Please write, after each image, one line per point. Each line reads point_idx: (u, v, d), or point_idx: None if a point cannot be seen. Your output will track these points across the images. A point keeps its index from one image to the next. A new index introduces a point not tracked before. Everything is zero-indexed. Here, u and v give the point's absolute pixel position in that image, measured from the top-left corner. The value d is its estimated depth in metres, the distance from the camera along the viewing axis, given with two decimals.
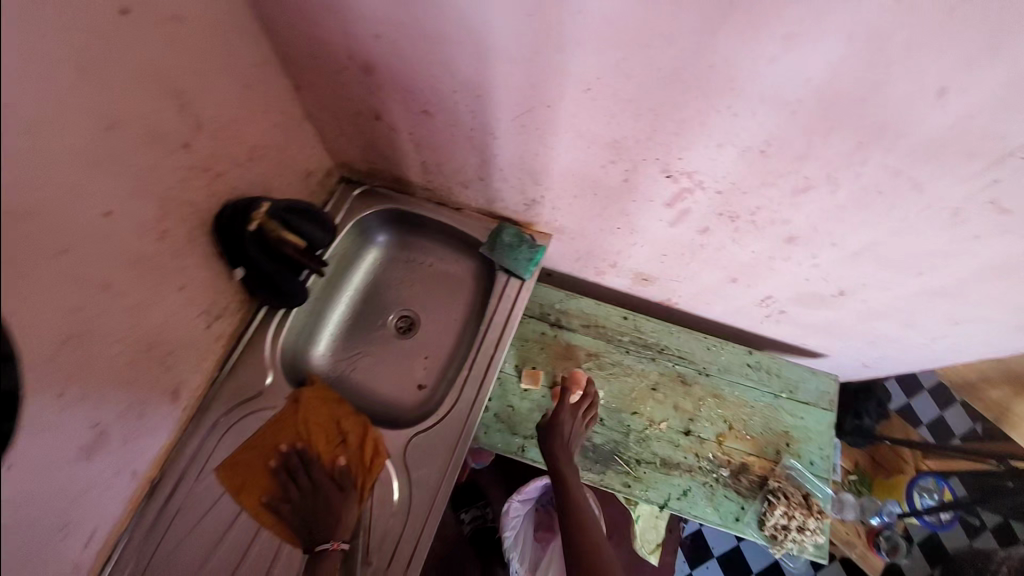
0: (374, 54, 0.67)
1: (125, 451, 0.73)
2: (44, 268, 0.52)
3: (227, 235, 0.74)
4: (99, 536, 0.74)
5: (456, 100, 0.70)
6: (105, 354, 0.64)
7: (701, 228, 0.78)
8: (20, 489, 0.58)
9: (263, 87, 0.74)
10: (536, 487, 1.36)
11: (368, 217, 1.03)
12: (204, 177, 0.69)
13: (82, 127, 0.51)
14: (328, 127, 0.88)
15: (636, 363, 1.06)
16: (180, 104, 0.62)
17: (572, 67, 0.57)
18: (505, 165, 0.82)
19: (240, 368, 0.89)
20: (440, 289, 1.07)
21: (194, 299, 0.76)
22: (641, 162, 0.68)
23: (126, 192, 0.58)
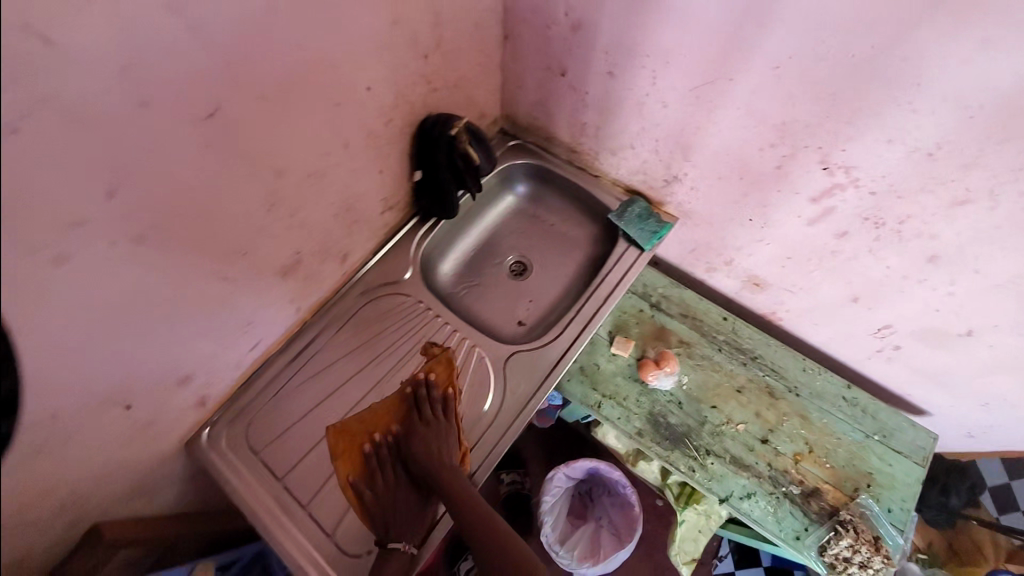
0: (588, 15, 0.80)
1: (300, 287, 0.91)
2: (318, 111, 0.70)
3: (428, 139, 0.91)
4: (260, 347, 0.92)
5: (644, 66, 0.81)
6: (320, 199, 0.81)
7: (839, 231, 0.82)
8: (243, 275, 0.76)
9: (484, 30, 0.90)
10: (584, 468, 1.38)
11: (515, 167, 1.17)
12: (424, 87, 0.85)
13: (377, 17, 0.69)
14: (514, 79, 1.02)
15: (725, 363, 1.08)
16: (433, 22, 0.78)
17: (769, 44, 0.65)
18: (661, 137, 0.90)
19: (387, 258, 1.05)
20: (558, 246, 1.17)
21: (383, 185, 0.93)
22: (801, 149, 0.74)
23: (380, 78, 0.76)
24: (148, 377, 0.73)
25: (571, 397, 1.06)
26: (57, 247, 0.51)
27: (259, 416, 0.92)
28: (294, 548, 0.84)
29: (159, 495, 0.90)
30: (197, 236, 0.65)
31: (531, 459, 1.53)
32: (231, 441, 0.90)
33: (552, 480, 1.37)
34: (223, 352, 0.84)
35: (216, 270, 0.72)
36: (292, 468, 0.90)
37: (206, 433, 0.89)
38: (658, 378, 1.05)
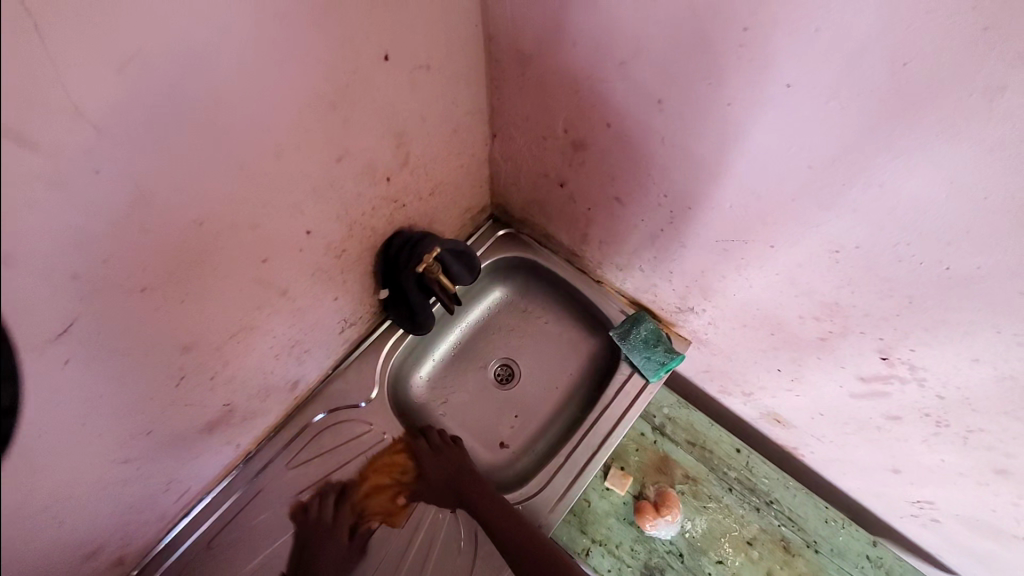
0: (593, 138, 0.63)
1: (239, 428, 0.76)
2: (243, 272, 0.55)
3: (394, 263, 0.76)
4: (191, 493, 0.77)
5: (660, 204, 0.65)
6: (255, 349, 0.66)
7: (890, 413, 0.67)
8: (154, 448, 0.62)
9: (467, 131, 0.74)
10: None
11: (506, 260, 1.01)
12: (389, 207, 0.70)
13: (317, 158, 0.53)
14: (504, 175, 0.86)
15: (736, 507, 0.95)
16: (397, 143, 0.62)
17: (828, 227, 0.50)
18: (677, 271, 0.75)
19: (350, 372, 0.90)
20: (552, 352, 1.02)
21: (340, 309, 0.78)
22: (854, 332, 0.59)
23: (327, 216, 0.61)
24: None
25: (557, 538, 0.93)
26: None
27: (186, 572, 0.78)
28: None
29: None
30: (71, 439, 0.50)
31: None
32: None
33: None
34: (140, 516, 0.70)
35: (112, 457, 0.57)
36: None
37: None
38: (656, 526, 0.91)
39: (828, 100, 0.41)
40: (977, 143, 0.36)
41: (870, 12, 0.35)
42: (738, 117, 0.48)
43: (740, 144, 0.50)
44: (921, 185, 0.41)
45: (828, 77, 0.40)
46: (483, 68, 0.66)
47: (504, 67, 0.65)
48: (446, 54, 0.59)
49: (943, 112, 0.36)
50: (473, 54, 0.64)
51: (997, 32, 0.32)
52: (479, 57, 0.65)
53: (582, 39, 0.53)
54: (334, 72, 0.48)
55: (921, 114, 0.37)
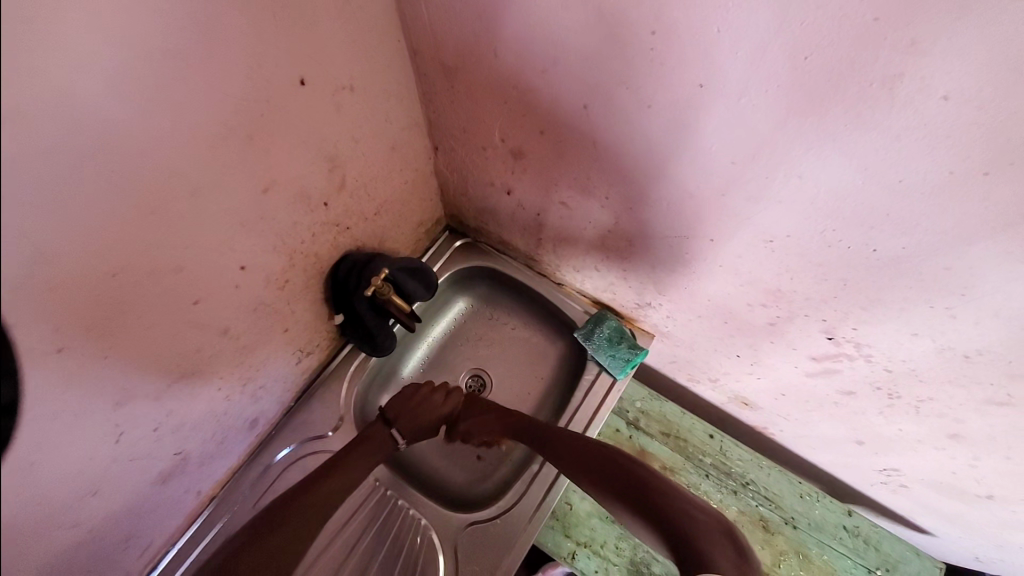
0: (529, 145, 0.63)
1: (199, 473, 0.74)
2: (175, 317, 0.52)
3: (343, 287, 0.74)
4: (154, 548, 0.74)
5: (603, 205, 0.65)
6: (202, 392, 0.63)
7: (845, 389, 0.69)
8: (101, 510, 0.59)
9: (407, 147, 0.72)
10: None
11: (465, 271, 1.00)
12: (332, 231, 0.68)
13: (240, 192, 0.51)
14: (453, 186, 0.85)
15: (714, 492, 0.96)
16: (330, 167, 0.61)
17: (759, 219, 0.50)
18: (630, 269, 0.75)
19: (314, 401, 0.88)
20: (521, 358, 1.01)
21: (294, 339, 0.75)
22: (799, 316, 0.60)
23: (262, 249, 0.58)
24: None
25: (541, 545, 0.93)
26: None
27: None
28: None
29: None
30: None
31: None
32: None
33: None
34: None
35: (54, 527, 0.54)
36: None
37: None
38: None
39: (742, 96, 0.41)
40: (885, 130, 0.37)
41: (764, 7, 0.35)
42: (660, 117, 0.48)
43: (667, 142, 0.50)
44: (837, 171, 0.41)
45: (736, 74, 0.40)
46: (413, 82, 0.65)
47: (433, 80, 0.63)
48: (369, 71, 0.58)
49: (849, 101, 0.37)
50: (400, 69, 0.62)
51: (885, 23, 0.32)
52: (406, 72, 0.63)
53: (502, 51, 0.52)
54: (245, 103, 0.46)
55: (827, 105, 0.38)
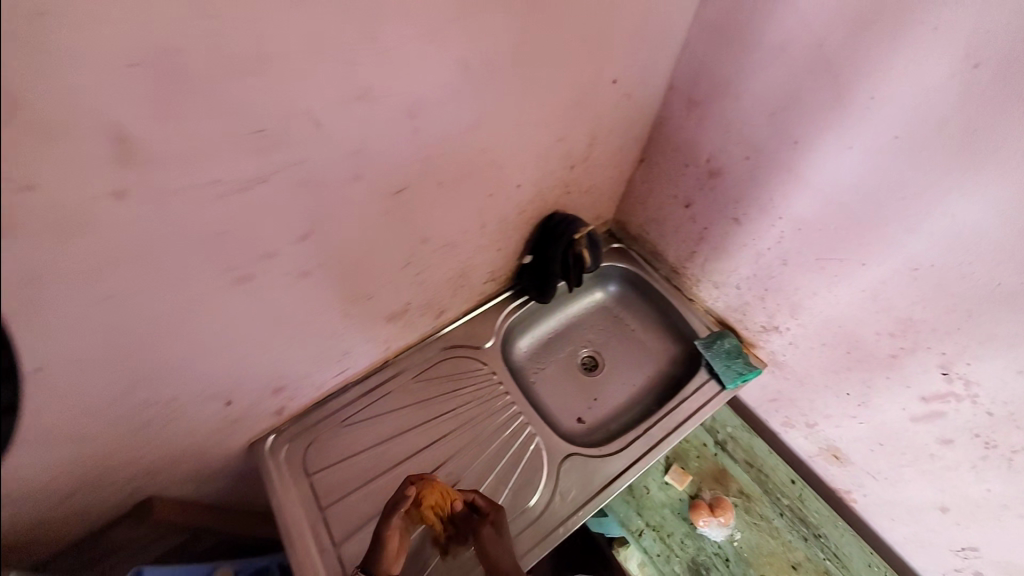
0: (729, 168, 0.86)
1: (398, 331, 0.97)
2: (478, 198, 0.79)
3: (548, 233, 1.00)
4: (344, 374, 0.96)
5: (773, 224, 0.84)
6: (445, 263, 0.88)
7: (945, 437, 0.79)
8: (360, 314, 0.83)
9: (627, 151, 0.99)
10: None
11: (613, 269, 1.21)
12: (561, 189, 0.94)
13: (551, 133, 0.79)
14: (637, 195, 1.09)
15: (785, 531, 1.03)
16: (589, 142, 0.88)
17: (910, 247, 0.68)
18: (771, 288, 0.93)
19: (478, 321, 1.11)
20: (634, 353, 1.19)
21: (498, 259, 1.00)
22: (921, 348, 0.74)
23: (533, 178, 0.85)
24: (247, 384, 0.78)
25: (613, 513, 1.05)
26: (245, 269, 0.59)
27: (319, 440, 0.95)
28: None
29: (205, 485, 0.94)
30: (341, 277, 0.72)
31: None
32: (290, 456, 0.93)
33: None
34: (314, 374, 0.89)
35: (342, 306, 0.78)
36: (337, 500, 0.90)
37: (270, 439, 0.93)
38: (708, 525, 1.01)
39: (924, 149, 0.62)
40: (1023, 181, 0.55)
41: (953, 90, 0.57)
42: (852, 158, 0.69)
43: (848, 175, 0.70)
44: (981, 210, 0.59)
45: (923, 131, 0.61)
46: (656, 107, 0.92)
47: (674, 108, 0.91)
48: (642, 89, 0.85)
49: (1001, 158, 0.56)
50: (656, 95, 0.90)
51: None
52: (655, 100, 0.91)
53: (746, 95, 0.78)
54: (587, 80, 0.75)
55: (986, 160, 0.57)
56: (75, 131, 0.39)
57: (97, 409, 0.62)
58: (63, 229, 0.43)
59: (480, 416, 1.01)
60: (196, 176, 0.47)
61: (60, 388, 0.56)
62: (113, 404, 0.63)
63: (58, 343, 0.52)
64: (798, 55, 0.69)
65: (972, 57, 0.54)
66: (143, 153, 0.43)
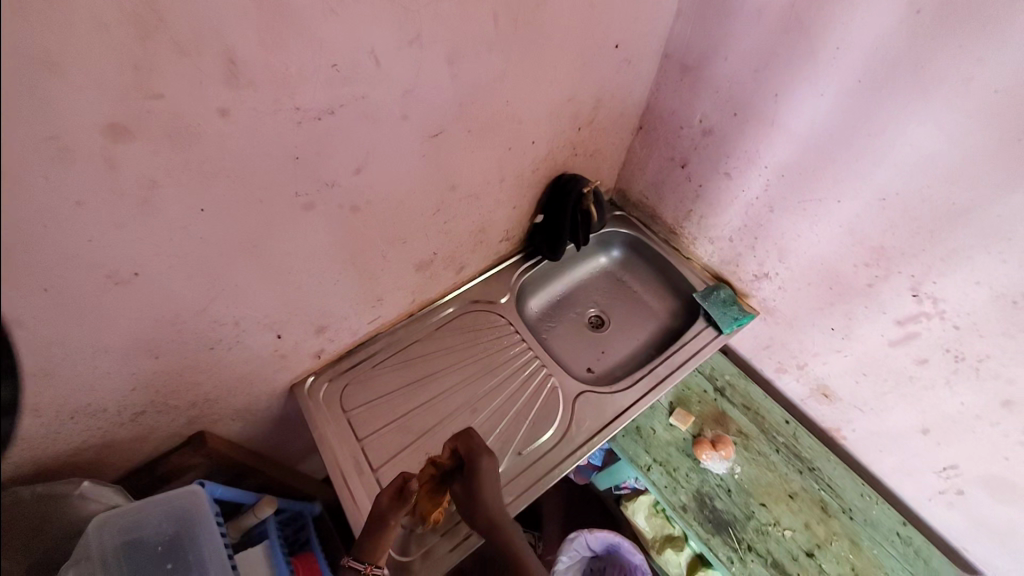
0: (719, 125, 0.98)
1: (423, 282, 1.06)
2: (499, 149, 0.90)
3: (557, 192, 1.10)
4: (374, 322, 1.05)
5: (760, 174, 0.96)
6: (468, 215, 0.98)
7: (920, 358, 0.89)
8: (394, 258, 0.93)
9: (628, 118, 1.10)
10: (603, 542, 1.31)
11: (615, 233, 1.30)
12: (569, 150, 1.05)
13: (561, 92, 0.90)
14: (636, 162, 1.20)
15: (781, 465, 1.12)
16: (594, 105, 0.99)
17: (878, 180, 0.80)
18: (761, 236, 1.03)
19: (494, 279, 1.20)
20: (638, 310, 1.28)
21: (513, 217, 1.10)
22: (894, 273, 0.85)
23: (545, 135, 0.96)
24: (295, 318, 0.88)
25: (623, 452, 1.14)
26: (308, 197, 0.69)
27: (352, 383, 1.04)
28: (346, 499, 0.91)
29: (249, 426, 1.02)
30: (381, 216, 0.82)
31: (551, 514, 1.52)
32: (326, 396, 1.02)
33: (570, 542, 1.31)
34: (350, 317, 0.99)
35: (379, 248, 0.88)
36: (372, 434, 0.99)
37: (308, 380, 1.02)
38: (711, 458, 1.10)
39: (883, 88, 0.74)
40: (964, 108, 0.67)
41: (904, 36, 0.69)
42: (824, 104, 0.81)
43: (823, 121, 0.82)
44: (934, 137, 0.71)
45: (881, 73, 0.73)
46: (652, 76, 1.04)
47: (668, 76, 1.02)
48: (639, 58, 0.98)
49: (945, 90, 0.68)
50: (652, 64, 1.02)
51: (967, 47, 0.64)
52: (651, 69, 1.03)
53: (731, 57, 0.90)
54: (593, 44, 0.87)
55: (932, 93, 0.69)
56: (204, 51, 0.49)
57: (177, 323, 0.71)
58: (181, 138, 0.53)
59: (499, 361, 1.10)
60: (284, 101, 0.58)
61: (155, 295, 0.66)
62: (190, 320, 0.72)
63: (159, 249, 0.61)
64: (774, 16, 0.81)
65: (915, 4, 0.66)
66: (248, 76, 0.53)
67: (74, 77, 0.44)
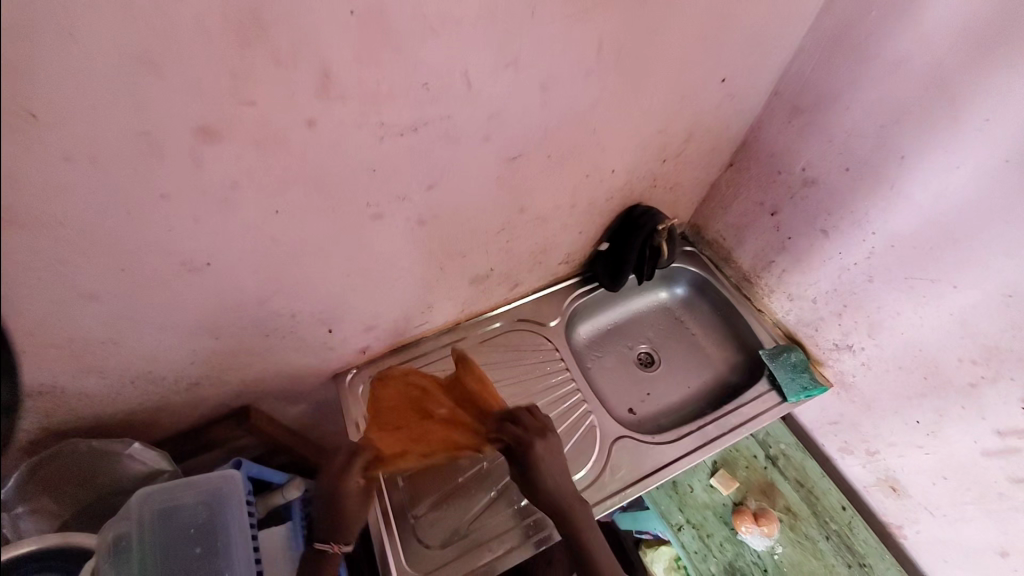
0: (826, 177, 0.88)
1: (476, 295, 1.04)
2: (576, 176, 0.85)
3: (628, 223, 1.04)
4: (422, 327, 1.05)
5: (862, 238, 0.86)
6: (531, 236, 0.94)
7: (1018, 476, 0.77)
8: (451, 270, 0.91)
9: (719, 154, 1.02)
10: None
11: (682, 270, 1.22)
12: (649, 180, 0.98)
13: (653, 124, 0.84)
14: (720, 199, 1.11)
15: (829, 555, 1.01)
16: (685, 138, 0.92)
17: (1008, 274, 0.70)
18: (850, 304, 0.92)
19: (546, 299, 1.16)
20: (693, 355, 1.19)
21: (579, 240, 1.05)
22: (1006, 379, 0.74)
23: (626, 164, 0.90)
24: (347, 317, 0.88)
25: (655, 504, 1.07)
26: (378, 208, 0.68)
27: None
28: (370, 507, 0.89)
29: (289, 408, 1.04)
30: (444, 229, 0.80)
31: None
32: (365, 392, 1.02)
33: None
34: (402, 319, 0.98)
35: (438, 260, 0.86)
36: None
37: (351, 373, 1.03)
38: (750, 532, 1.01)
39: None
40: None
41: None
42: (959, 177, 0.71)
43: (954, 195, 0.72)
44: None
45: None
46: (756, 113, 0.96)
47: (776, 114, 0.93)
48: (744, 94, 0.89)
49: None
50: (759, 99, 0.93)
51: None
52: (756, 104, 0.94)
53: (855, 106, 0.80)
54: (695, 76, 0.80)
55: None
56: (297, 62, 0.48)
57: (237, 311, 0.73)
58: (267, 143, 0.53)
59: (539, 387, 1.07)
60: (370, 115, 0.56)
61: (221, 285, 0.67)
62: (251, 309, 0.74)
63: (232, 244, 0.62)
64: (917, 68, 0.71)
65: None
66: (340, 89, 0.52)
67: (175, 79, 0.45)
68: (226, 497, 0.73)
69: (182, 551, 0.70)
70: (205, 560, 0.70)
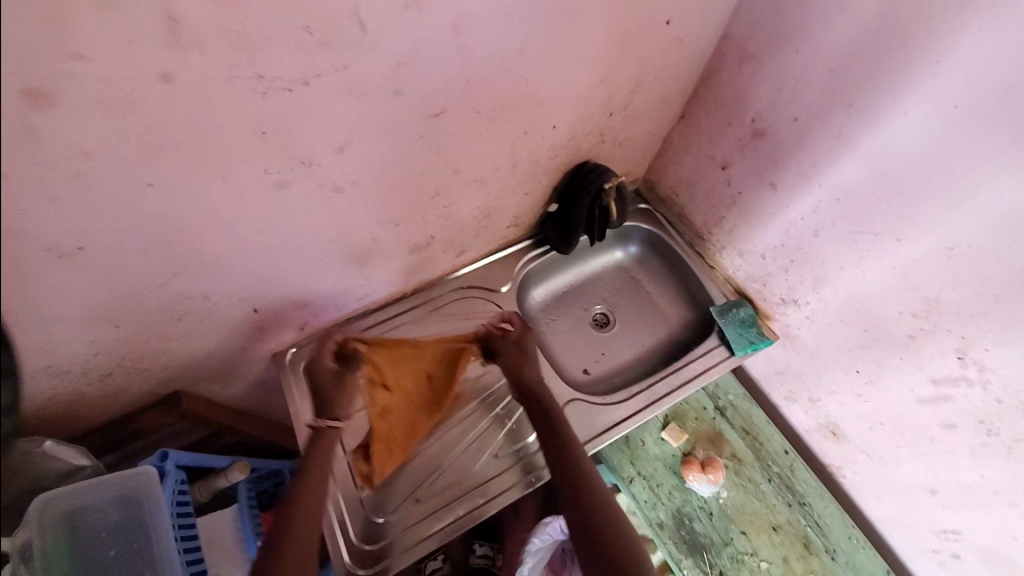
0: (775, 127, 0.84)
1: (418, 264, 0.98)
2: (514, 132, 0.78)
3: (576, 181, 0.98)
4: (364, 301, 0.99)
5: (811, 192, 0.83)
6: (472, 200, 0.88)
7: (949, 421, 0.81)
8: (386, 240, 0.85)
9: (668, 104, 0.96)
10: None
11: (636, 228, 1.18)
12: (596, 134, 0.92)
13: (593, 72, 0.77)
14: (671, 153, 1.06)
15: (770, 495, 1.06)
16: (631, 86, 0.85)
17: (950, 226, 0.69)
18: (798, 260, 0.91)
19: (496, 265, 1.11)
20: (648, 314, 1.18)
21: (524, 202, 0.99)
22: (942, 330, 0.75)
23: (568, 117, 0.84)
24: (273, 296, 0.82)
25: (608, 459, 1.10)
26: (282, 175, 0.61)
27: None
28: (341, 531, 0.85)
29: (226, 393, 0.99)
30: (370, 198, 0.73)
31: None
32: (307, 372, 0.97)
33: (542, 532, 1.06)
34: (337, 295, 0.92)
35: (368, 231, 0.80)
36: None
37: (291, 351, 0.97)
38: (697, 480, 1.06)
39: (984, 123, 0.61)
40: None
41: None
42: (908, 127, 0.68)
43: (902, 146, 0.69)
44: None
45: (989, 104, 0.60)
46: (704, 58, 0.89)
47: (725, 58, 0.87)
48: (691, 37, 0.83)
49: None
50: (707, 43, 0.86)
51: None
52: (706, 49, 0.88)
53: (803, 49, 0.75)
54: (636, 16, 0.72)
55: None
56: (135, 2, 0.40)
57: (138, 297, 0.65)
58: (115, 104, 0.45)
59: None
60: (243, 68, 0.49)
61: (108, 270, 0.59)
62: (153, 294, 0.67)
63: (106, 226, 0.54)
64: (868, 7, 0.66)
65: None
66: (194, 36, 0.44)
67: None
68: (144, 496, 0.76)
69: (94, 551, 0.72)
70: (120, 559, 0.73)
